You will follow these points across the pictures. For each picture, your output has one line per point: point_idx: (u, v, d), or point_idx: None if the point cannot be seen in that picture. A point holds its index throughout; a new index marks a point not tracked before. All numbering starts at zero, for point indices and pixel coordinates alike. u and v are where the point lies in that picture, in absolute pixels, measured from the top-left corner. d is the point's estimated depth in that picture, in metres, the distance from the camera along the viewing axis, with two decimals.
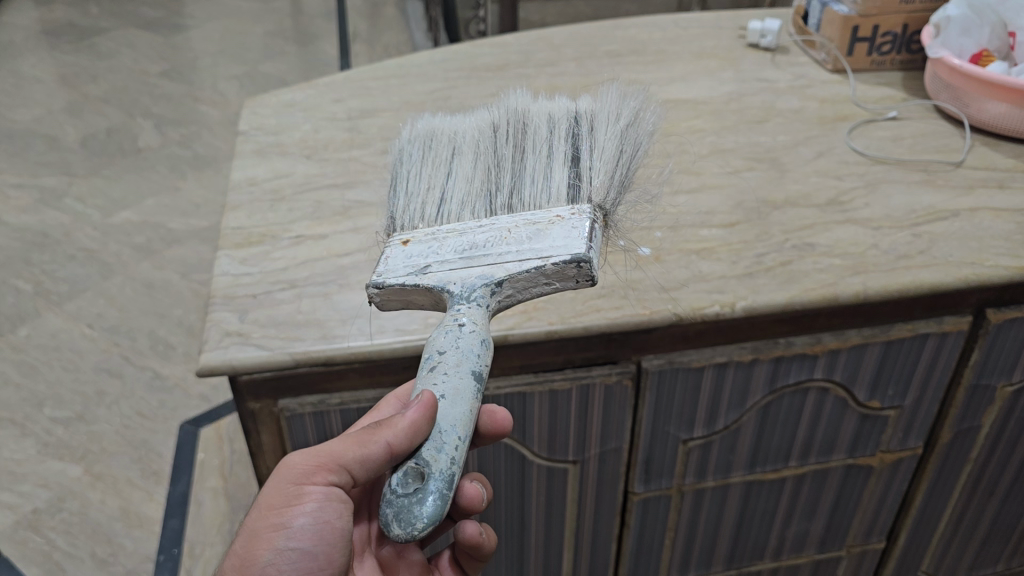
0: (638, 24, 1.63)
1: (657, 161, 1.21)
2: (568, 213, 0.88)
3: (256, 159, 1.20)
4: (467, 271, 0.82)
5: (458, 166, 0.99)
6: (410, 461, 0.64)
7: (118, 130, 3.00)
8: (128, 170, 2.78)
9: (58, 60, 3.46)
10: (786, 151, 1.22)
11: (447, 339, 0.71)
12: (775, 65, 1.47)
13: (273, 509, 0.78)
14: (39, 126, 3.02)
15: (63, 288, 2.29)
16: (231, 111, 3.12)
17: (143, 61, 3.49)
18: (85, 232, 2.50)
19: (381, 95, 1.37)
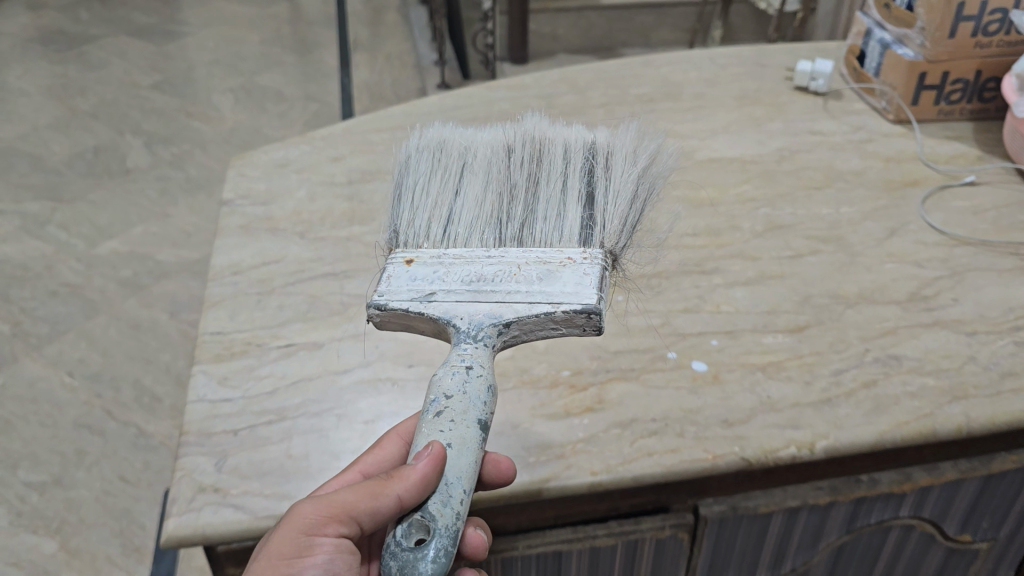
0: (671, 60, 1.46)
1: (704, 239, 1.04)
2: (576, 257, 0.85)
3: (242, 239, 1.04)
4: (474, 307, 0.80)
5: (470, 182, 0.94)
6: (415, 513, 0.61)
7: (106, 149, 2.83)
8: (115, 194, 2.61)
9: (45, 72, 3.28)
10: (854, 227, 1.05)
11: (453, 383, 0.67)
12: (829, 113, 1.30)
13: (283, 558, 0.63)
14: (23, 144, 2.85)
15: (42, 328, 2.12)
16: (225, 127, 2.95)
17: (134, 71, 3.31)
18: (68, 264, 2.33)
19: (384, 151, 1.20)
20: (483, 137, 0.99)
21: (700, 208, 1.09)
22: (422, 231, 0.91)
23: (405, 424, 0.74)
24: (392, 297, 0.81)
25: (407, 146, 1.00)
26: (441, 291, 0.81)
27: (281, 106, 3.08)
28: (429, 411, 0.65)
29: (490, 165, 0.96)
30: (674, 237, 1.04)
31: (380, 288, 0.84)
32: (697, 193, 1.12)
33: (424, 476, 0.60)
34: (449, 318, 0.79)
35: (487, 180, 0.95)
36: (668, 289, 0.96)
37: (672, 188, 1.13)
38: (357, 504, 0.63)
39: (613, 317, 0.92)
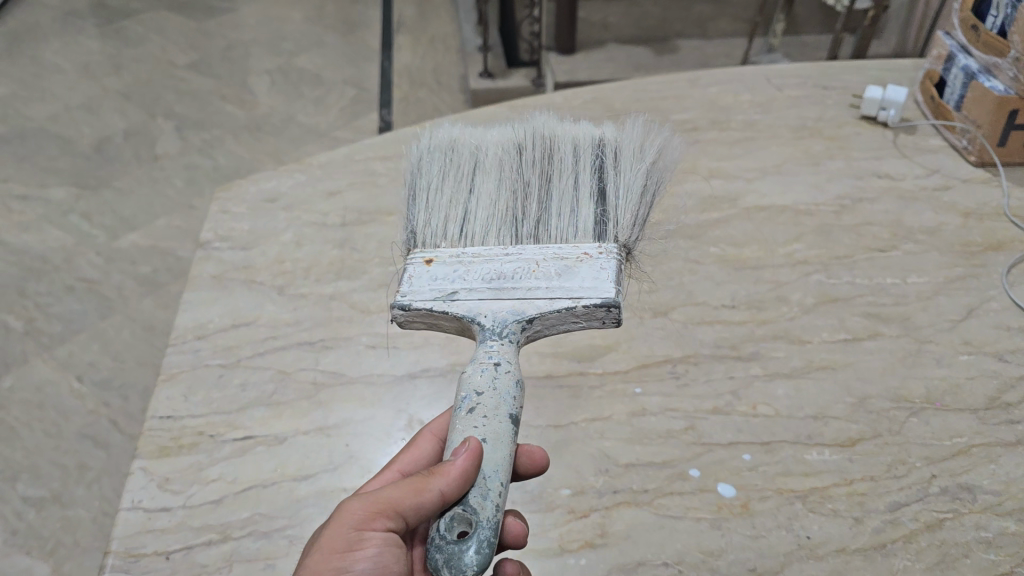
0: (722, 78, 1.29)
1: (742, 311, 0.89)
2: (590, 250, 0.75)
3: (215, 293, 0.92)
4: (496, 304, 0.72)
5: (483, 179, 0.84)
6: (456, 505, 0.55)
7: (137, 132, 2.72)
8: (141, 183, 2.49)
9: (82, 47, 3.17)
10: (923, 305, 0.89)
11: (484, 379, 0.62)
12: (899, 151, 1.13)
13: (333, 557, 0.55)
14: (52, 124, 2.74)
15: (54, 325, 1.95)
16: (258, 112, 2.81)
17: (171, 47, 3.17)
18: (87, 256, 2.20)
19: (387, 184, 1.07)
20: (491, 136, 0.89)
21: (740, 271, 0.94)
22: (433, 233, 0.81)
23: (439, 423, 0.67)
24: (414, 296, 0.74)
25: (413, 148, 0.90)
26: (466, 281, 0.74)
27: (317, 89, 2.90)
28: (463, 405, 0.60)
29: (499, 160, 0.86)
30: (707, 310, 0.89)
31: (400, 286, 0.76)
32: (740, 252, 0.96)
33: (464, 471, 0.55)
34: (472, 315, 0.71)
35: (498, 176, 0.85)
36: (694, 382, 0.81)
37: (709, 244, 0.97)
38: (402, 498, 0.55)
39: (625, 415, 0.78)
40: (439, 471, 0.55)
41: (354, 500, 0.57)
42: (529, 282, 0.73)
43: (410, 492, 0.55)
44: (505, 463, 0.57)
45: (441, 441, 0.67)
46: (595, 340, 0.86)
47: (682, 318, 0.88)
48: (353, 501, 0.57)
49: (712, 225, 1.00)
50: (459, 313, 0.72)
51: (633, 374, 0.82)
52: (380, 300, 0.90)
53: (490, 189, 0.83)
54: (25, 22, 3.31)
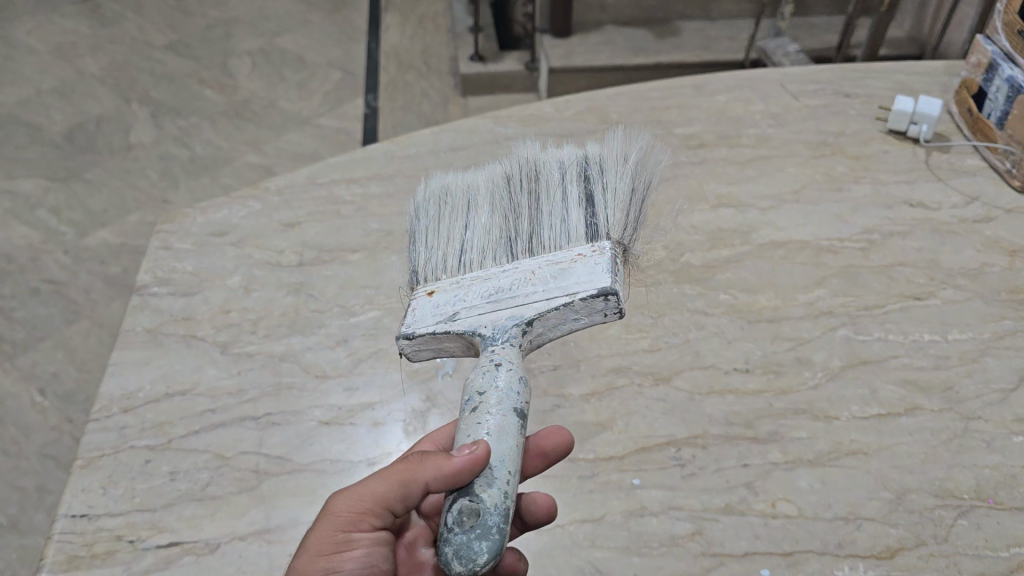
0: (731, 84, 1.16)
1: (756, 378, 0.76)
2: (585, 251, 0.64)
3: (149, 352, 0.79)
4: (495, 314, 0.60)
5: (476, 205, 0.73)
6: (460, 494, 0.48)
7: (111, 119, 2.35)
8: (114, 176, 2.15)
9: (55, 27, 2.78)
10: (967, 370, 0.77)
11: (486, 379, 0.54)
12: (932, 173, 1.00)
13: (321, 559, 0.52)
14: (18, 109, 2.38)
15: (18, 333, 1.67)
16: (240, 98, 2.47)
17: (148, 28, 2.79)
18: (55, 256, 1.88)
19: (352, 215, 0.94)
20: (477, 174, 0.77)
21: (754, 325, 0.81)
22: (429, 268, 0.69)
23: (440, 430, 0.62)
24: (417, 324, 0.63)
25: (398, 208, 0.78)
26: (468, 293, 0.64)
27: (300, 72, 2.58)
28: (466, 406, 0.53)
29: (493, 185, 0.75)
30: (716, 376, 0.76)
31: (401, 320, 0.65)
32: (755, 299, 0.84)
33: (458, 468, 0.47)
34: (472, 330, 0.60)
35: (491, 199, 0.73)
36: (702, 471, 0.69)
37: (717, 290, 0.85)
38: (394, 487, 0.53)
39: (621, 516, 0.66)
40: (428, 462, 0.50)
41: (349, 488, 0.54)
42: (525, 283, 0.62)
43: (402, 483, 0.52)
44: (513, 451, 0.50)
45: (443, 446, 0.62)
46: (585, 417, 0.73)
47: (687, 386, 0.76)
48: (346, 490, 0.54)
49: (722, 266, 0.87)
50: (459, 328, 0.61)
51: (630, 461, 0.70)
52: (337, 362, 0.78)
53: (484, 213, 0.71)
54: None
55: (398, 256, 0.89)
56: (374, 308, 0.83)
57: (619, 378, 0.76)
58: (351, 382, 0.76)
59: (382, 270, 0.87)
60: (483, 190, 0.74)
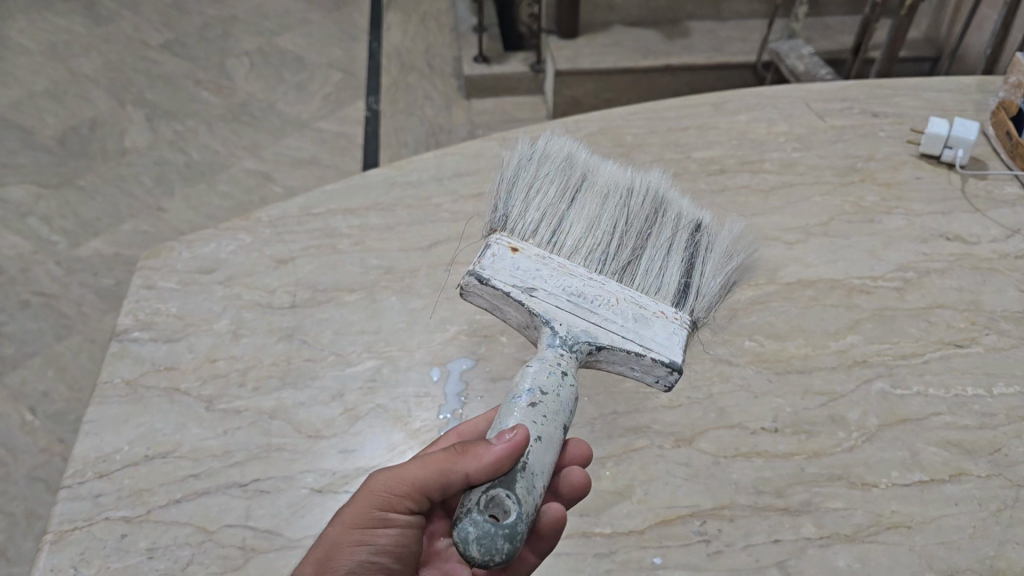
0: (753, 102, 1.10)
1: (788, 441, 0.70)
2: (666, 310, 0.64)
3: (127, 408, 0.73)
4: (573, 317, 0.61)
5: (592, 195, 0.72)
6: (497, 486, 0.49)
7: (105, 121, 2.03)
8: (108, 182, 1.84)
9: (46, 24, 2.41)
10: (1015, 430, 0.71)
11: (549, 381, 0.55)
12: (968, 203, 0.94)
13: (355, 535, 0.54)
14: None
15: (6, 348, 1.44)
16: (238, 100, 2.16)
17: (144, 26, 2.44)
18: (46, 266, 1.61)
19: (349, 249, 0.88)
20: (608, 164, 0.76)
21: (784, 377, 0.75)
22: (525, 227, 0.68)
23: (469, 424, 0.63)
24: (495, 274, 0.63)
25: (525, 146, 0.76)
26: (547, 275, 0.63)
27: (300, 73, 2.28)
28: (521, 399, 0.53)
29: (616, 186, 0.73)
30: (743, 437, 0.70)
31: (478, 261, 0.64)
32: (783, 347, 0.78)
33: (498, 456, 0.48)
34: (548, 318, 0.60)
35: (605, 197, 0.72)
36: (730, 549, 0.63)
37: (742, 336, 0.79)
38: (417, 477, 0.53)
39: None
40: (457, 456, 0.51)
41: (377, 475, 0.55)
42: (607, 305, 0.62)
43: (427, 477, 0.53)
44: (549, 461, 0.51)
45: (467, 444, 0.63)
46: (601, 486, 0.67)
47: (712, 449, 0.69)
48: (375, 477, 0.55)
49: (746, 309, 0.81)
50: (533, 302, 0.61)
51: (651, 537, 0.64)
52: (333, 421, 0.72)
53: (593, 209, 0.70)
54: None
55: (398, 297, 0.83)
56: (373, 357, 0.77)
57: (638, 440, 0.70)
58: (348, 443, 0.70)
59: (381, 313, 0.81)
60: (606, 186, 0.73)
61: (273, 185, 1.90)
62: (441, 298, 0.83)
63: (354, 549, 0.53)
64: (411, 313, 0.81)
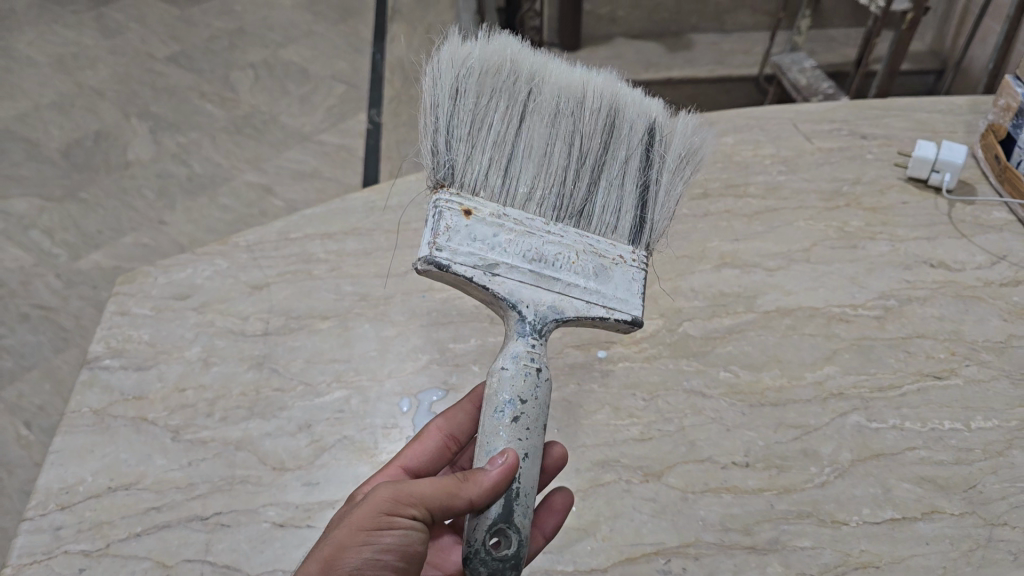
0: (740, 125, 1.09)
1: (756, 476, 0.69)
2: (625, 253, 0.60)
3: (94, 438, 0.72)
4: (540, 293, 0.56)
5: (537, 117, 0.63)
6: (499, 516, 0.50)
7: (109, 134, 1.91)
8: (110, 194, 1.73)
9: (54, 36, 2.28)
10: (992, 465, 0.70)
11: (526, 385, 0.53)
12: (955, 228, 0.93)
13: (360, 533, 0.49)
14: (8, 122, 1.93)
15: (4, 363, 1.36)
16: (243, 113, 2.01)
17: (150, 37, 2.30)
18: (46, 279, 1.52)
19: (325, 275, 0.88)
20: (550, 63, 0.65)
21: (757, 409, 0.74)
22: (473, 177, 0.60)
23: (452, 421, 0.64)
24: (455, 256, 0.56)
25: (455, 52, 0.64)
26: (512, 242, 0.57)
27: (304, 85, 2.12)
28: (502, 414, 0.52)
29: (563, 96, 0.64)
30: (712, 472, 0.69)
31: (432, 238, 0.56)
32: (758, 378, 0.76)
33: (496, 483, 0.49)
34: (513, 301, 0.56)
35: (554, 121, 0.63)
36: None
37: (717, 366, 0.77)
38: (432, 493, 0.50)
39: None
40: (469, 479, 0.49)
41: (387, 485, 0.51)
42: (577, 264, 0.58)
43: (442, 492, 0.49)
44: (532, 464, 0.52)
45: (448, 437, 0.64)
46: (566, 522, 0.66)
47: (680, 484, 0.68)
48: (384, 487, 0.51)
49: (722, 338, 0.80)
50: (495, 283, 0.56)
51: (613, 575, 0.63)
52: (298, 452, 0.71)
53: (540, 138, 0.63)
54: None
55: (371, 324, 0.82)
56: (342, 387, 0.76)
57: (605, 474, 0.69)
58: (313, 475, 0.70)
59: (353, 342, 0.80)
60: (551, 100, 0.63)
61: (274, 201, 1.79)
62: (414, 325, 0.82)
63: (359, 548, 0.49)
64: (384, 341, 0.81)
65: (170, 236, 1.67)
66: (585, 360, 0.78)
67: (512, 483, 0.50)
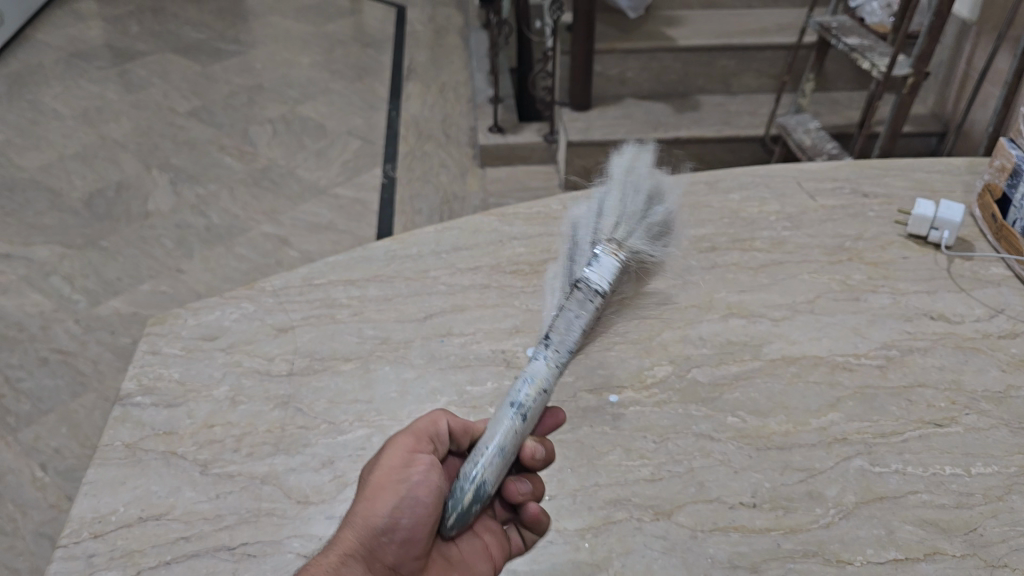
0: (745, 182, 1.14)
1: (763, 519, 0.71)
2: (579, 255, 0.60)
3: (125, 470, 0.75)
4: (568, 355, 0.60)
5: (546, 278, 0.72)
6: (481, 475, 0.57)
7: (131, 185, 1.96)
8: (130, 242, 1.77)
9: (80, 90, 2.36)
10: (991, 509, 0.72)
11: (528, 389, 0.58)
12: (954, 282, 0.96)
13: (387, 477, 0.58)
14: (33, 172, 1.98)
15: (22, 406, 1.36)
16: (261, 166, 2.07)
17: (173, 93, 2.37)
18: (65, 324, 1.54)
19: (347, 319, 0.92)
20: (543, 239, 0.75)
21: (765, 452, 0.77)
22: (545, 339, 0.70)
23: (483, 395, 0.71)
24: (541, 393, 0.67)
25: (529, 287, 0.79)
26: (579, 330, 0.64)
27: (321, 140, 2.18)
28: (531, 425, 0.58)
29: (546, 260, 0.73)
30: (721, 511, 0.72)
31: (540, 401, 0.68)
32: (764, 423, 0.79)
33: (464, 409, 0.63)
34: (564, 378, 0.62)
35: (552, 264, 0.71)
36: None
37: (724, 411, 0.80)
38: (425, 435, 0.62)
39: None
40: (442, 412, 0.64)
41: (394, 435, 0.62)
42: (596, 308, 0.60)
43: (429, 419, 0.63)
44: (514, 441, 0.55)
45: None
46: (579, 556, 0.69)
47: (690, 523, 0.71)
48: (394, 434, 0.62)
49: (730, 384, 0.83)
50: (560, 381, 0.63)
51: None
52: (321, 487, 0.74)
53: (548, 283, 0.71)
54: (21, 65, 2.47)
55: (391, 367, 0.86)
56: (364, 426, 0.79)
57: (617, 512, 0.72)
58: (335, 509, 0.72)
59: (374, 384, 0.84)
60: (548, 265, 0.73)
61: (290, 249, 1.81)
62: (432, 368, 0.86)
63: (396, 487, 0.57)
64: (403, 382, 0.84)
65: (189, 283, 1.69)
66: (597, 404, 0.82)
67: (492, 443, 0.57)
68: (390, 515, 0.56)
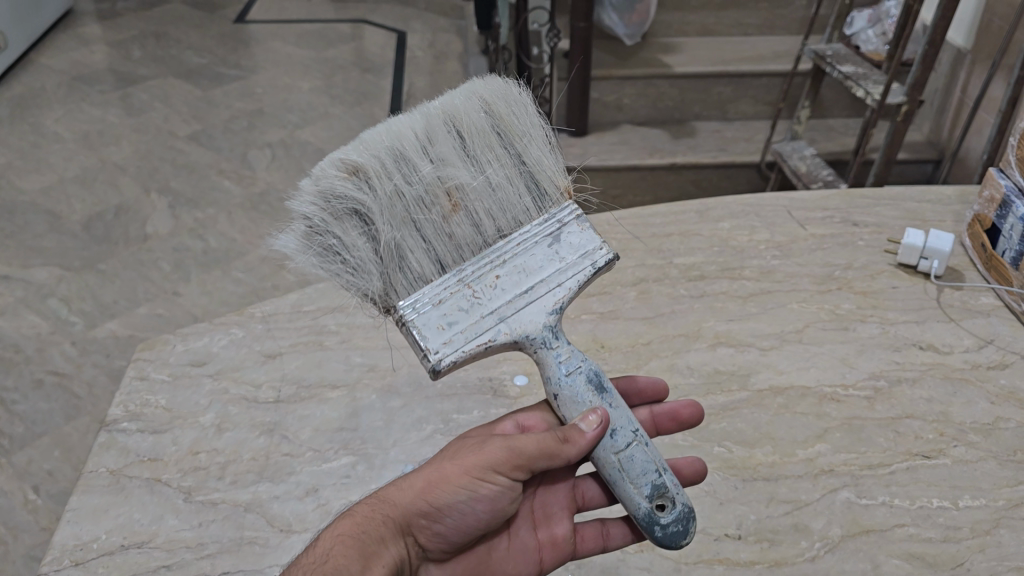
0: (737, 211, 1.14)
1: (745, 549, 0.71)
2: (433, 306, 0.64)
3: (108, 498, 0.75)
4: (522, 316, 0.63)
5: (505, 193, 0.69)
6: (661, 488, 0.58)
7: (130, 208, 1.97)
8: (126, 265, 1.78)
9: (81, 113, 2.37)
10: (979, 543, 0.71)
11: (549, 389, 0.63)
12: (943, 312, 0.96)
13: (462, 475, 0.59)
14: (32, 195, 1.99)
15: (15, 429, 1.36)
16: (259, 190, 2.07)
17: (174, 117, 2.39)
18: (61, 347, 1.54)
19: (336, 347, 0.92)
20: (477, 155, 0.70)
21: (750, 484, 0.76)
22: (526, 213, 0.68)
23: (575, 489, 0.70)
24: (583, 259, 0.65)
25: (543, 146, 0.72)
26: (533, 260, 0.65)
27: None
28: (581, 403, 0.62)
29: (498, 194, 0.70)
30: (706, 543, 0.71)
31: (596, 246, 0.66)
32: (750, 454, 0.79)
33: (591, 440, 0.58)
34: (561, 307, 0.64)
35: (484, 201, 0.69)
36: None
37: (711, 442, 0.80)
38: (542, 461, 0.59)
39: None
40: (571, 440, 0.58)
41: (539, 435, 0.59)
42: (473, 310, 0.63)
43: (550, 447, 0.58)
44: (624, 450, 0.59)
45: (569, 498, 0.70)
46: None
47: (674, 555, 0.71)
48: (539, 434, 0.59)
49: (717, 415, 0.83)
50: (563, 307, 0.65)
51: None
52: (304, 516, 0.73)
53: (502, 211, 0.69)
54: (24, 88, 2.49)
55: (378, 395, 0.85)
56: (349, 454, 0.79)
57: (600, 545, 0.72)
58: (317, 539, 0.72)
59: (359, 411, 0.83)
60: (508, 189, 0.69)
61: (287, 273, 1.80)
62: (418, 397, 0.85)
63: (458, 490, 0.59)
64: (390, 411, 0.84)
65: (185, 306, 1.69)
66: None
67: (621, 453, 0.59)
68: (439, 506, 0.59)
